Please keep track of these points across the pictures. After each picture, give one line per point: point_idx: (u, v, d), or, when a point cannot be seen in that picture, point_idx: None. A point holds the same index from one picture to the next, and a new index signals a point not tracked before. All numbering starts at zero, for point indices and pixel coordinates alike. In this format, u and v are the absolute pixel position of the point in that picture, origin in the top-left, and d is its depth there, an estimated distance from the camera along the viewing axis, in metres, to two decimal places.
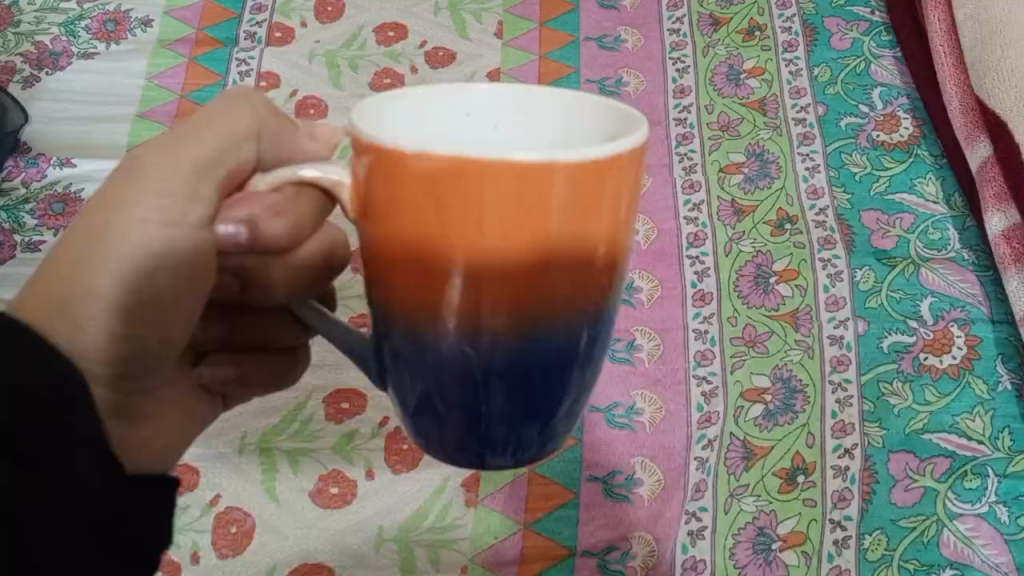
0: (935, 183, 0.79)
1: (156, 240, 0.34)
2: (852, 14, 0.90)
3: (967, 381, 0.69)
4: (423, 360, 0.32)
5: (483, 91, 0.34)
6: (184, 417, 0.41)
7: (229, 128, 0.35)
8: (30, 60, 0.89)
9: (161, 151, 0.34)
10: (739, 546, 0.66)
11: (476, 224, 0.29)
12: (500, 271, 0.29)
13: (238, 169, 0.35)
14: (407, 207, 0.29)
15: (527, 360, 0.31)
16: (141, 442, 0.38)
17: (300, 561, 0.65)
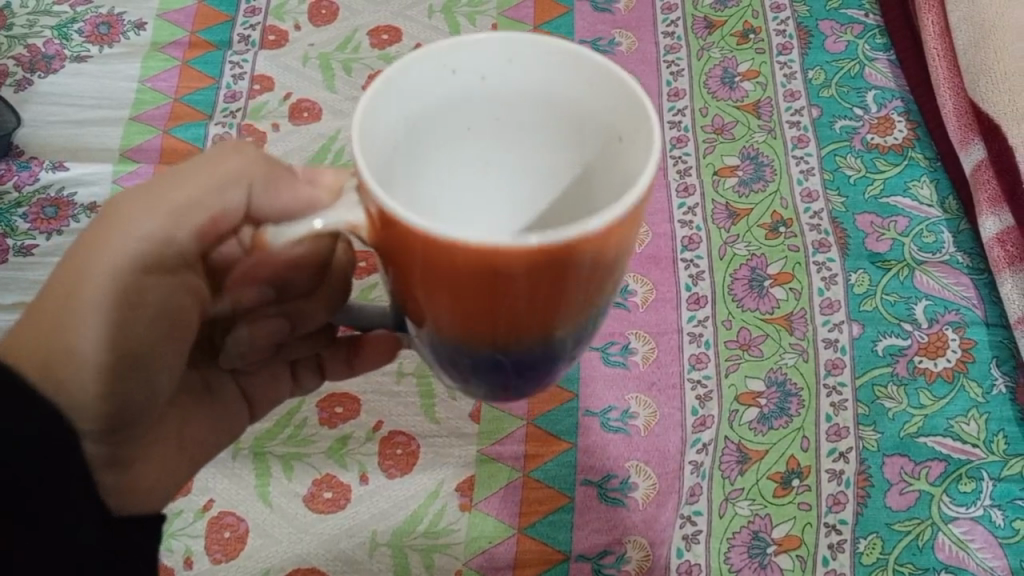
0: (929, 186, 0.79)
1: (133, 289, 0.37)
2: (845, 17, 0.90)
3: (961, 385, 0.70)
4: (455, 361, 0.34)
5: (471, 46, 0.33)
6: (173, 453, 0.45)
7: (214, 171, 0.38)
8: (23, 64, 0.89)
9: (142, 198, 0.38)
10: (733, 550, 0.65)
11: (498, 285, 0.29)
12: (520, 316, 0.31)
13: (219, 215, 0.38)
14: (429, 265, 0.29)
15: (550, 359, 0.33)
16: (141, 487, 0.43)
17: (294, 566, 0.65)
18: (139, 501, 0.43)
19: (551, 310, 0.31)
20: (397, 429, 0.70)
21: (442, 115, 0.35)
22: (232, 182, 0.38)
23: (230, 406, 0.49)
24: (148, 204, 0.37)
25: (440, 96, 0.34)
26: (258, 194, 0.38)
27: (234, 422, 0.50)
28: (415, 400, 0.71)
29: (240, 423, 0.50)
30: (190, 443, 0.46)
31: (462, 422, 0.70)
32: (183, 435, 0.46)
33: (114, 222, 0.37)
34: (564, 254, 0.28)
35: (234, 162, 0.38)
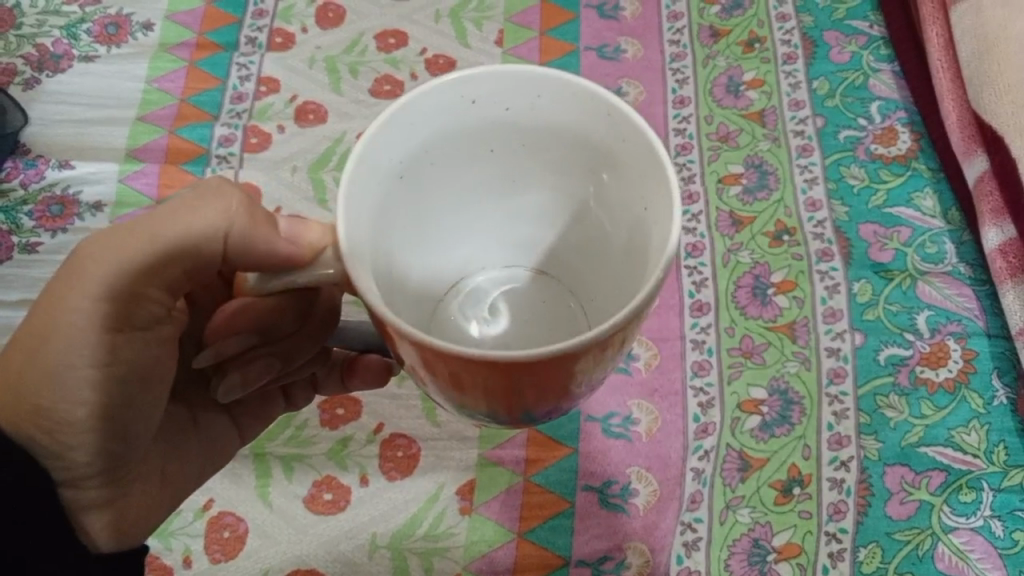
0: (932, 197, 0.79)
1: (109, 344, 0.42)
2: (851, 28, 0.90)
3: (962, 395, 0.70)
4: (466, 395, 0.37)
5: (489, 83, 0.38)
6: (161, 485, 0.50)
7: (191, 224, 0.41)
8: (31, 63, 0.89)
9: (108, 247, 0.41)
10: (733, 557, 0.65)
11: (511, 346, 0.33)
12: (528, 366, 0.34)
13: (195, 266, 0.42)
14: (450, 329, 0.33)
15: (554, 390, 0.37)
16: (134, 525, 0.48)
17: (293, 567, 0.65)
18: (131, 537, 0.48)
19: (556, 372, 0.36)
20: (398, 431, 0.70)
21: (453, 141, 0.40)
22: (206, 236, 0.41)
23: (221, 433, 0.54)
24: (116, 255, 0.41)
25: (449, 124, 0.40)
26: (236, 243, 0.41)
27: (230, 447, 0.55)
28: (417, 403, 0.71)
29: (232, 449, 0.55)
30: (175, 477, 0.51)
31: (464, 425, 0.70)
32: (167, 466, 0.50)
33: (81, 271, 0.41)
34: None
35: (207, 215, 0.41)
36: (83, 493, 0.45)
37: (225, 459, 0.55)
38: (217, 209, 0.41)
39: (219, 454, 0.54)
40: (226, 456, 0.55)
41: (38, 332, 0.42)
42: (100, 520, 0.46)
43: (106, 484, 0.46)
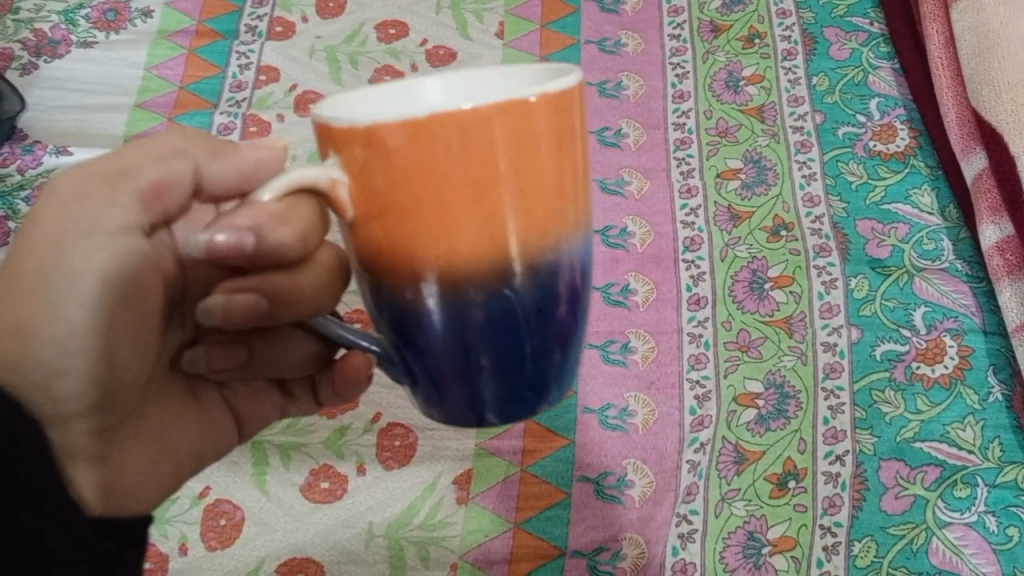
0: (930, 194, 0.80)
1: (109, 263, 0.35)
2: (851, 25, 0.90)
3: (958, 391, 0.70)
4: (418, 329, 0.35)
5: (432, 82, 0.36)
6: (156, 453, 0.41)
7: (154, 149, 0.36)
8: (29, 48, 0.89)
9: (88, 175, 0.35)
10: (729, 549, 0.65)
11: (431, 174, 0.31)
12: (454, 216, 0.32)
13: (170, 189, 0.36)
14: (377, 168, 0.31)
15: (503, 298, 0.34)
16: (128, 490, 0.38)
17: (288, 556, 0.65)
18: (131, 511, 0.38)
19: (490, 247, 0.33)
20: (395, 421, 0.70)
21: None
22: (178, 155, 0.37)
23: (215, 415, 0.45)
24: (97, 178, 0.35)
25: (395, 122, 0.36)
26: (206, 164, 0.37)
27: (228, 442, 0.46)
28: None
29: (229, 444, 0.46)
30: (177, 448, 0.42)
31: None
32: (164, 435, 0.41)
33: (64, 196, 0.35)
34: (483, 138, 0.31)
35: (168, 140, 0.37)
36: (74, 434, 0.36)
37: (217, 454, 0.45)
38: (178, 135, 0.37)
39: (210, 442, 0.44)
40: (221, 450, 0.46)
41: (30, 264, 0.34)
42: (91, 474, 0.37)
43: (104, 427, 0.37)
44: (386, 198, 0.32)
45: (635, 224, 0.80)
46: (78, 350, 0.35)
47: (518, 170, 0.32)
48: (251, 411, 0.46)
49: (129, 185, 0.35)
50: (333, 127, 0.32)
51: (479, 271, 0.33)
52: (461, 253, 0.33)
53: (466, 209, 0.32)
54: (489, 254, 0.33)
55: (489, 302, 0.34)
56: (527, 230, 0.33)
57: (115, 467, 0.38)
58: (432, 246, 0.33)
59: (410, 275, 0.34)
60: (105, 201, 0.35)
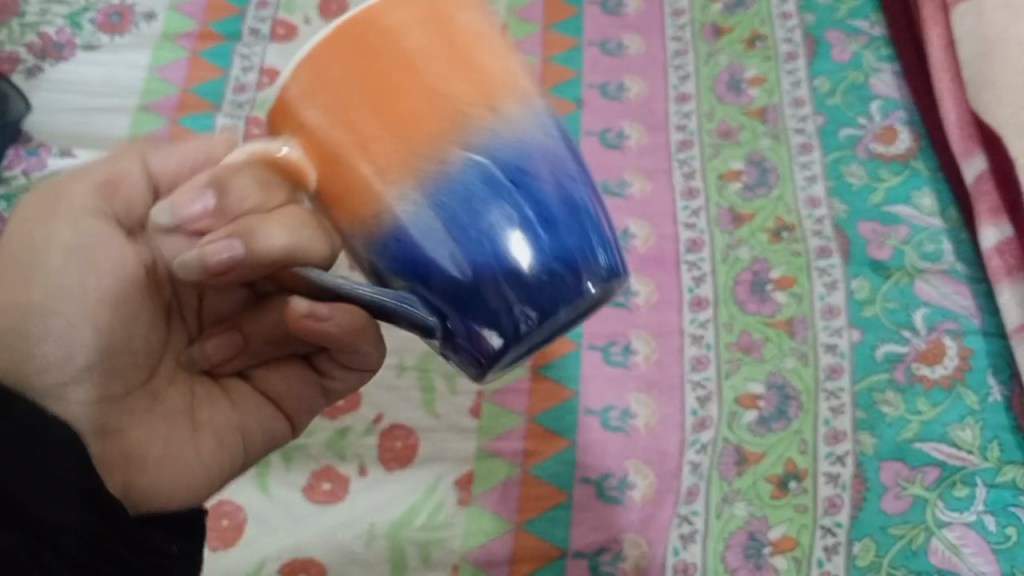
0: (930, 196, 0.80)
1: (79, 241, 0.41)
2: (852, 28, 0.90)
3: (958, 392, 0.70)
4: (406, 251, 0.37)
5: None
6: (185, 430, 0.45)
7: (111, 156, 0.43)
8: (34, 50, 0.89)
9: (58, 185, 0.42)
10: (729, 550, 0.66)
11: (363, 72, 0.36)
12: (393, 110, 0.36)
13: (121, 179, 0.42)
14: (323, 93, 0.36)
15: (471, 181, 0.36)
16: (147, 468, 0.44)
17: (292, 557, 0.65)
18: (155, 491, 0.44)
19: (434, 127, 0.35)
20: (396, 422, 0.70)
21: None
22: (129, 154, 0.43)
23: (259, 405, 0.48)
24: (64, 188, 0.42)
25: None
26: (152, 156, 0.43)
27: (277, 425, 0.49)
28: (416, 394, 0.71)
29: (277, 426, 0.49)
30: (209, 424, 0.46)
31: (463, 417, 0.71)
32: (195, 415, 0.46)
33: (36, 204, 0.42)
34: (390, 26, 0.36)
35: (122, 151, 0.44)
36: (81, 410, 0.42)
37: (269, 441, 0.49)
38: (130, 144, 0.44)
39: (251, 429, 0.48)
40: (273, 439, 0.49)
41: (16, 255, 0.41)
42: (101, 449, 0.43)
43: (113, 404, 0.43)
44: (329, 127, 0.37)
45: (636, 225, 0.80)
46: (81, 321, 0.41)
47: (422, 45, 0.36)
48: (283, 391, 0.49)
49: (87, 182, 0.42)
50: (276, 107, 0.38)
51: (433, 159, 0.36)
52: (406, 146, 0.36)
53: (394, 97, 0.36)
54: (435, 136, 0.35)
55: (458, 191, 0.36)
56: (456, 94, 0.35)
57: (132, 445, 0.43)
58: (382, 152, 0.36)
59: (374, 193, 0.37)
60: (65, 194, 0.42)
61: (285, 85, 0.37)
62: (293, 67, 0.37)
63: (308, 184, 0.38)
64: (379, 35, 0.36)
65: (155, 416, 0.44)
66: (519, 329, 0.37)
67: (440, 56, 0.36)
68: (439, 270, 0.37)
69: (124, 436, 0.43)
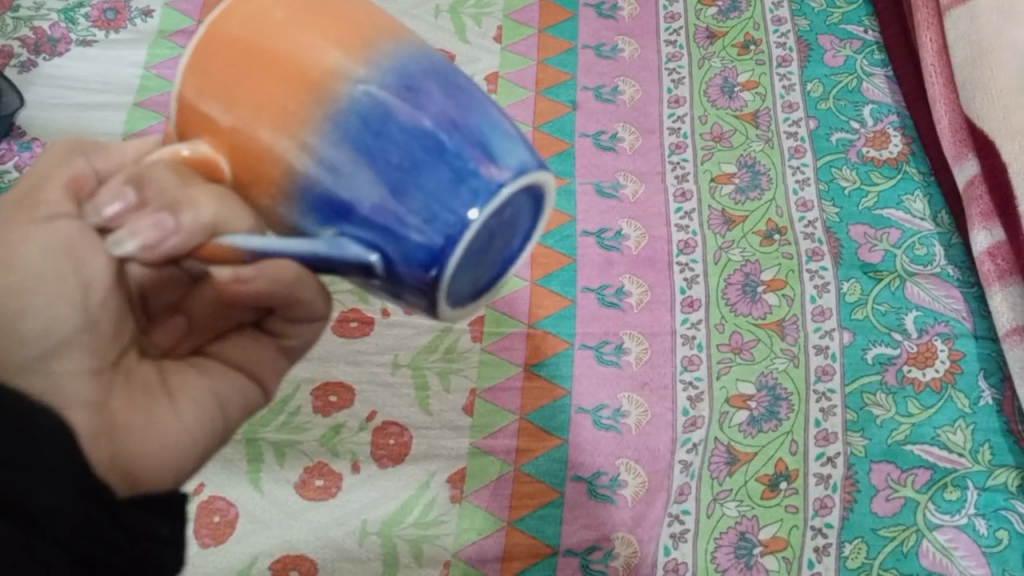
0: (922, 200, 0.80)
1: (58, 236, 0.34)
2: (845, 33, 0.91)
3: (949, 395, 0.71)
4: (316, 204, 0.32)
5: None
6: (168, 405, 0.38)
7: (54, 154, 0.37)
8: (28, 46, 0.89)
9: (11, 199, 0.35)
10: (720, 549, 0.66)
11: (239, 52, 0.33)
12: (276, 76, 0.32)
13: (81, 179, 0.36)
14: (210, 91, 0.33)
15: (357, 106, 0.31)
16: (137, 439, 0.36)
17: (282, 553, 0.65)
18: (145, 461, 0.37)
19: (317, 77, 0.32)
20: (390, 419, 0.70)
21: None
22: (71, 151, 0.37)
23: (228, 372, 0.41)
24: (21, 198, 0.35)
25: None
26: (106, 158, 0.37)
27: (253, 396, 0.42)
28: (410, 392, 0.71)
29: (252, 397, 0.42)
30: (188, 397, 0.39)
31: (456, 414, 0.71)
32: (171, 388, 0.39)
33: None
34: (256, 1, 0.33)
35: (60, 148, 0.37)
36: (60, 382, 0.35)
37: (245, 410, 0.42)
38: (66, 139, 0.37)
39: (229, 401, 0.41)
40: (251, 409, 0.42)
41: None
42: (89, 418, 0.35)
43: (96, 371, 0.36)
44: (222, 113, 0.33)
45: (629, 226, 0.81)
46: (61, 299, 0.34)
47: (292, 6, 0.32)
48: (242, 356, 0.42)
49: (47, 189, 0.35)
50: (177, 120, 0.35)
51: (319, 102, 0.32)
52: (293, 102, 0.32)
53: (274, 57, 0.32)
54: (318, 80, 0.32)
55: (351, 118, 0.31)
56: (331, 36, 0.32)
57: (117, 413, 0.36)
58: (276, 116, 0.32)
59: (275, 160, 0.32)
60: (36, 200, 0.35)
61: (178, 91, 0.34)
62: (179, 68, 0.34)
63: (224, 178, 0.34)
64: (246, 11, 0.33)
65: (133, 388, 0.38)
66: (449, 250, 0.31)
67: (310, 7, 0.32)
68: (352, 211, 0.32)
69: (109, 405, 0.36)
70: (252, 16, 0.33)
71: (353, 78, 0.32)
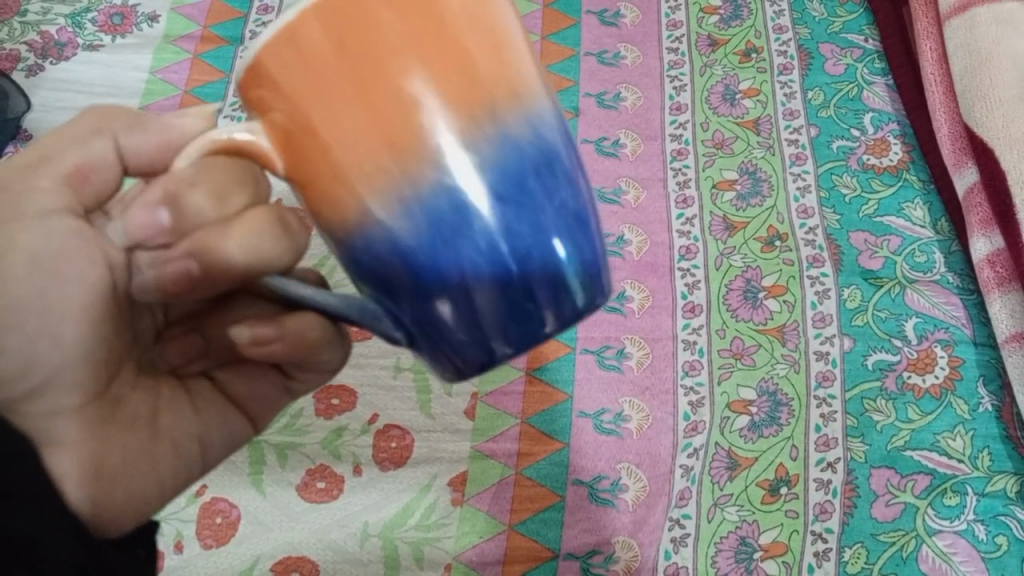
0: (922, 208, 0.81)
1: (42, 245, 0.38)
2: (846, 42, 0.91)
3: (949, 401, 0.71)
4: (375, 266, 0.31)
5: None
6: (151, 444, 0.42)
7: (74, 134, 0.38)
8: (35, 50, 0.90)
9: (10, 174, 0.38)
10: (720, 554, 0.66)
11: (324, 77, 0.28)
12: (360, 122, 0.28)
13: (88, 164, 0.38)
14: (283, 99, 0.29)
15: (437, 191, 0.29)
16: (117, 476, 0.40)
17: (283, 555, 0.65)
18: (119, 497, 0.40)
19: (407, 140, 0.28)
20: (392, 422, 0.71)
21: None
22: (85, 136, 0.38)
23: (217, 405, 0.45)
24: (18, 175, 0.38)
25: None
26: (124, 135, 0.38)
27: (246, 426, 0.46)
28: (411, 395, 0.72)
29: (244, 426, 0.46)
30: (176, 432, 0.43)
31: (457, 417, 0.71)
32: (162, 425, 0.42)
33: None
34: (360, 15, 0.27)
35: (90, 121, 0.38)
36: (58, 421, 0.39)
37: (228, 445, 0.45)
38: (92, 116, 0.39)
39: (214, 435, 0.44)
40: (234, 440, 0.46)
41: None
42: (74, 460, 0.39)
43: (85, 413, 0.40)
44: (287, 107, 0.29)
45: (631, 231, 0.81)
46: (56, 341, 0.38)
47: (397, 39, 0.27)
48: (244, 391, 0.45)
49: (49, 169, 0.38)
50: (242, 76, 0.30)
51: (403, 177, 0.29)
52: (373, 162, 0.28)
53: (364, 90, 0.28)
54: (406, 147, 0.28)
55: (425, 208, 0.29)
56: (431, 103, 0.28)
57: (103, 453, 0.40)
58: (352, 167, 0.28)
59: (341, 206, 0.29)
60: (26, 189, 0.37)
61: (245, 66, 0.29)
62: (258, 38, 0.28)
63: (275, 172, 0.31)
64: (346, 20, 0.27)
65: (120, 425, 0.41)
66: (496, 347, 0.32)
67: (417, 53, 0.28)
68: (408, 286, 0.31)
69: (96, 442, 0.40)
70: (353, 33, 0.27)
71: (440, 161, 0.29)
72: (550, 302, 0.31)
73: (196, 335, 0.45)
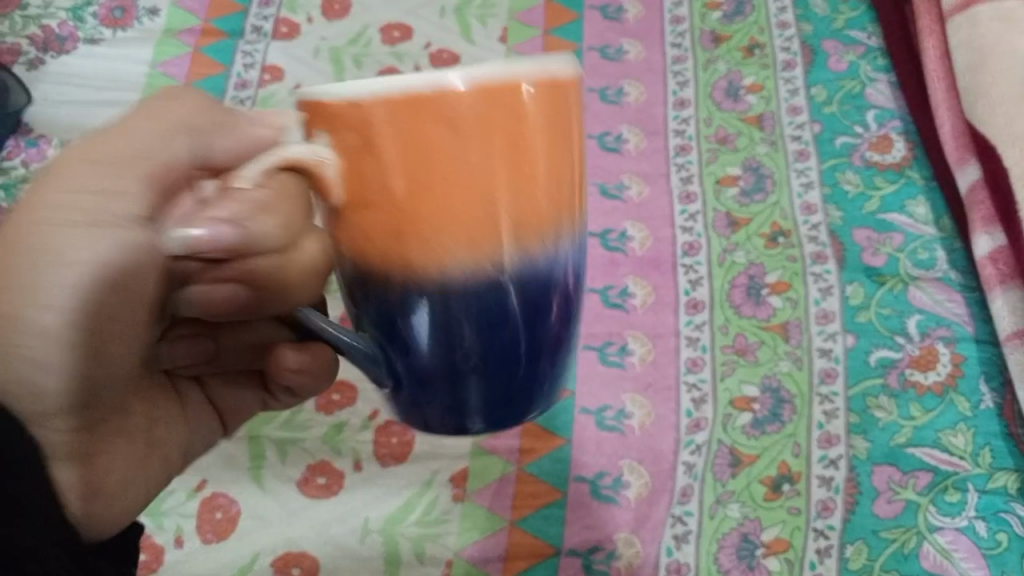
0: (925, 205, 0.80)
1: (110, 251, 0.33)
2: (849, 38, 0.91)
3: (950, 399, 0.71)
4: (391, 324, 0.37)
5: None
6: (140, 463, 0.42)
7: (149, 130, 0.35)
8: (36, 43, 0.90)
9: (89, 163, 0.34)
10: (722, 550, 0.66)
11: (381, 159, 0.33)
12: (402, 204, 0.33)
13: (172, 163, 0.35)
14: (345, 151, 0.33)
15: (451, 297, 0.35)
16: (113, 492, 0.39)
17: (283, 550, 0.65)
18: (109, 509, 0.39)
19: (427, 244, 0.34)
20: (392, 418, 0.71)
21: None
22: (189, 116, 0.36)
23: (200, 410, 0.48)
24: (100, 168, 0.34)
25: None
26: (212, 137, 0.36)
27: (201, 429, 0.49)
28: None
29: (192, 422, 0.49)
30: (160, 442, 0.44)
31: None
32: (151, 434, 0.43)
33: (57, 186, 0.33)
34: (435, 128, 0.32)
35: (163, 117, 0.35)
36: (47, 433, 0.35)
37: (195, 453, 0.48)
38: (173, 103, 0.36)
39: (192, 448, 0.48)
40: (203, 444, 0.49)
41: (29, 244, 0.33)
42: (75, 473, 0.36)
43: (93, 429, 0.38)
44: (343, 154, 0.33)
45: (633, 228, 0.81)
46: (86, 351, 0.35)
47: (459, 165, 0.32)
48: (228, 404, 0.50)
49: (136, 166, 0.34)
50: (312, 103, 0.34)
51: (424, 263, 0.34)
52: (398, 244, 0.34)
53: (432, 170, 0.33)
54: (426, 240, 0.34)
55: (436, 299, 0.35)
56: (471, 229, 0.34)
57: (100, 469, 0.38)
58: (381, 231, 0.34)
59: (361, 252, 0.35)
60: (117, 189, 0.34)
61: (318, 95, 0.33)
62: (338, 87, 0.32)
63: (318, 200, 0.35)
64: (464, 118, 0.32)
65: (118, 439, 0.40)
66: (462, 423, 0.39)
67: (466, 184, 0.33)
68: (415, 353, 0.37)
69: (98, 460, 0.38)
70: (468, 134, 0.32)
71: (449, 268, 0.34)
72: (525, 397, 0.39)
73: (207, 339, 0.45)
